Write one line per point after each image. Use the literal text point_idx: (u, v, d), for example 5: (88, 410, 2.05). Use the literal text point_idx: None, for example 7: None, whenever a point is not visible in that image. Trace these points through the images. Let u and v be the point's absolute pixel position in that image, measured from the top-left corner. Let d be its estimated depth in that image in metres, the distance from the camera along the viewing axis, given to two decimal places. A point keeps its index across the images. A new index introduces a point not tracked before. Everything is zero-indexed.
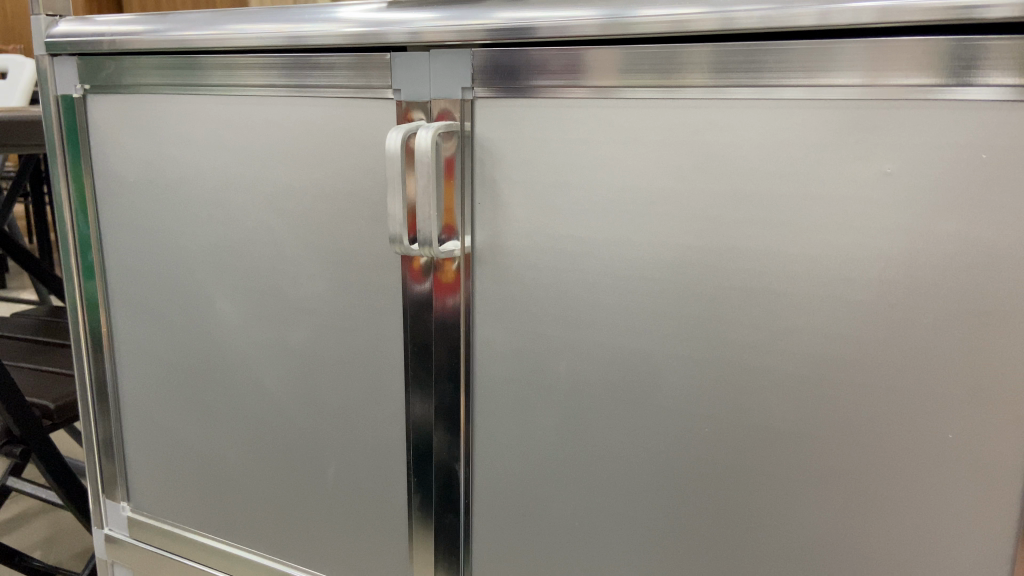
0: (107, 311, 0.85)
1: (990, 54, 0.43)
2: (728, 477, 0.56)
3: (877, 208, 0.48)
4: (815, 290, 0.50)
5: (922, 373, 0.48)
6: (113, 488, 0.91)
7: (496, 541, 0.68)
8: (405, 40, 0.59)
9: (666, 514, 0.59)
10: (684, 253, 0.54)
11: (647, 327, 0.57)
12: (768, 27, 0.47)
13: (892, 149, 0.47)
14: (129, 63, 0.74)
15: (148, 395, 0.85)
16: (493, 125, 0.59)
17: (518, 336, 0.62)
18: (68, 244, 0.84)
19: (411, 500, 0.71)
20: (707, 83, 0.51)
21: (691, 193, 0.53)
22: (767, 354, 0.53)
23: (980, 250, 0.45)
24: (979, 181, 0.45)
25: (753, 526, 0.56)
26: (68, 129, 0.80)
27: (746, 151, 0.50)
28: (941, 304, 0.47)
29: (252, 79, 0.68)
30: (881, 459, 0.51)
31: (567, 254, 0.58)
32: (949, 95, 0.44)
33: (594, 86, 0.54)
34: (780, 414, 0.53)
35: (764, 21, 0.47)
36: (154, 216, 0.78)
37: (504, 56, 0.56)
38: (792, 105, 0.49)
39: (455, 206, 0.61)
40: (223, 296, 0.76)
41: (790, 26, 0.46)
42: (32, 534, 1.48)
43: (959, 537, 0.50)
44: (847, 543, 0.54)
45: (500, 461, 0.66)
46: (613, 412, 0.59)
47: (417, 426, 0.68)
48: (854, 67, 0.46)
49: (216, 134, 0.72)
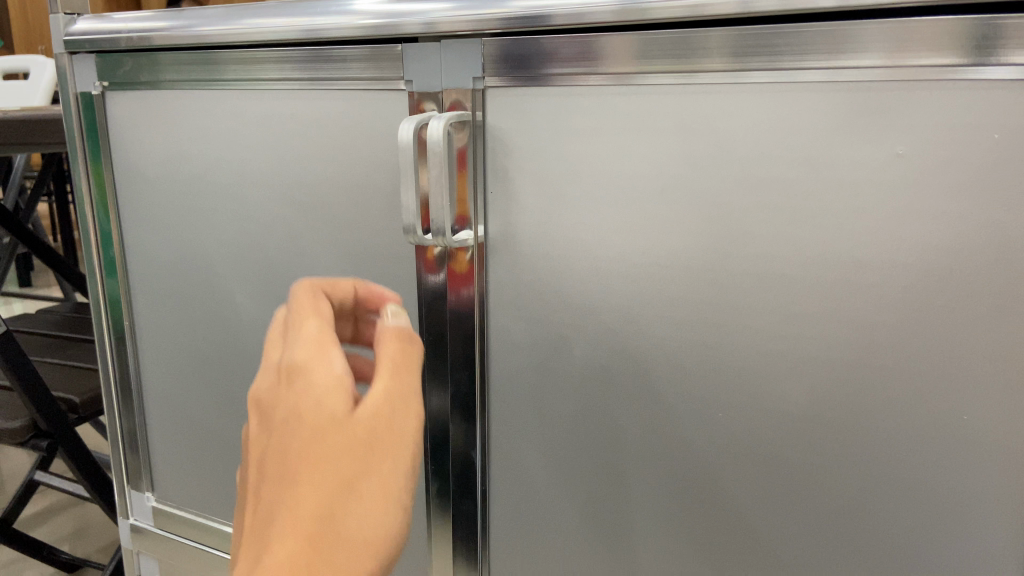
0: (130, 306, 0.87)
1: (1010, 32, 0.43)
2: (744, 462, 0.56)
3: (889, 189, 0.47)
4: (829, 276, 0.50)
5: (938, 357, 0.48)
6: (138, 479, 0.93)
7: (513, 526, 0.68)
8: (423, 31, 0.59)
9: (681, 499, 0.59)
10: (698, 239, 0.54)
11: (660, 314, 0.57)
12: (787, 11, 0.47)
13: (904, 130, 0.46)
14: (148, 60, 0.75)
15: (170, 388, 0.87)
16: (505, 115, 0.59)
17: (532, 324, 0.62)
18: (90, 240, 0.86)
19: (429, 488, 0.71)
20: (725, 69, 0.50)
21: (703, 179, 0.53)
22: (780, 338, 0.53)
23: (999, 233, 0.45)
24: (993, 162, 0.44)
25: (768, 511, 0.56)
26: (88, 126, 0.81)
27: (758, 136, 0.50)
28: (957, 287, 0.47)
29: (268, 73, 0.69)
30: (896, 443, 0.51)
31: (578, 243, 0.59)
32: (964, 75, 0.44)
33: (610, 73, 0.54)
34: (795, 398, 0.53)
35: (782, 3, 0.47)
36: (175, 212, 0.79)
37: (516, 43, 0.56)
38: (806, 89, 0.48)
39: (468, 195, 0.61)
40: (240, 290, 0.78)
41: (814, 8, 0.46)
42: (59, 528, 1.51)
43: (977, 519, 0.50)
44: (863, 529, 0.53)
45: (516, 447, 0.66)
46: (628, 399, 0.60)
47: (433, 416, 0.69)
48: (873, 48, 0.46)
49: (233, 130, 0.73)
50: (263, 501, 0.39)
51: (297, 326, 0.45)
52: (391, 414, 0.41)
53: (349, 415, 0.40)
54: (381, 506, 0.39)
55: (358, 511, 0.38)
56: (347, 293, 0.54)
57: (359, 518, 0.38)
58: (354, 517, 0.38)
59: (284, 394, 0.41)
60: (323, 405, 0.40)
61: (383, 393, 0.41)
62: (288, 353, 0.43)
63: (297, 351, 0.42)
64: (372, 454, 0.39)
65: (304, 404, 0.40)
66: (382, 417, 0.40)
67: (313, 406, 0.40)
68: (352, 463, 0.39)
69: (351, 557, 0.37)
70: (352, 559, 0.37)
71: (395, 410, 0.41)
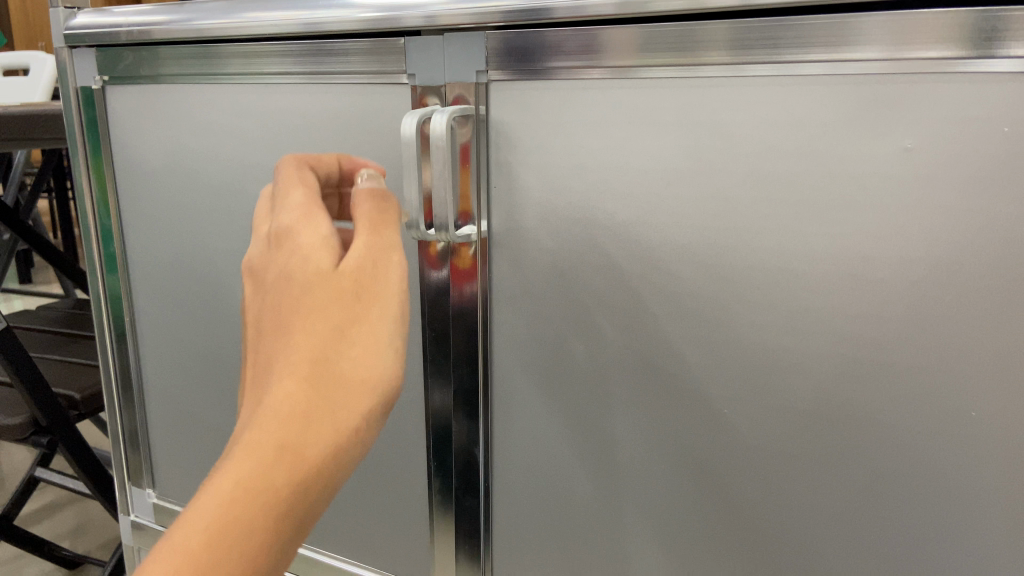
0: (130, 302, 0.86)
1: (1015, 24, 0.42)
2: (749, 458, 0.56)
3: (896, 183, 0.47)
4: (835, 271, 0.50)
5: (944, 353, 0.48)
6: (139, 475, 0.93)
7: (517, 523, 0.68)
8: (425, 24, 0.58)
9: (686, 495, 0.59)
10: (702, 234, 0.53)
11: (664, 309, 0.56)
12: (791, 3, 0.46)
13: (911, 123, 0.46)
14: (148, 54, 0.74)
15: (171, 384, 0.87)
16: (508, 109, 0.58)
17: (535, 320, 0.62)
18: (90, 235, 0.85)
19: (431, 485, 0.71)
20: (727, 62, 0.50)
21: (708, 173, 0.52)
22: (786, 334, 0.52)
23: (1006, 227, 0.45)
24: (1000, 155, 0.44)
25: (772, 507, 0.56)
26: (88, 121, 0.81)
27: (763, 130, 0.50)
28: (964, 282, 0.46)
29: (269, 67, 0.68)
30: (902, 439, 0.50)
31: (582, 238, 0.58)
32: (969, 68, 0.44)
33: (613, 66, 0.53)
34: (800, 394, 0.53)
35: None
36: (175, 207, 0.79)
37: (518, 37, 0.56)
38: (811, 82, 0.48)
39: (472, 190, 0.61)
40: (241, 285, 0.77)
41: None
42: (60, 524, 1.51)
43: (983, 516, 0.49)
44: (869, 525, 0.53)
45: (519, 443, 0.66)
46: (632, 394, 0.59)
47: (436, 413, 0.69)
48: (877, 41, 0.45)
49: (234, 124, 0.73)
50: (258, 357, 0.39)
51: (282, 194, 0.44)
52: (371, 263, 0.40)
53: (334, 268, 0.39)
54: (376, 345, 0.39)
55: (353, 349, 0.38)
56: (331, 165, 0.55)
57: (353, 358, 0.38)
58: (350, 356, 0.38)
59: (275, 256, 0.41)
60: (312, 260, 0.39)
61: (363, 245, 0.41)
62: (276, 218, 0.42)
63: (288, 212, 0.43)
64: (360, 299, 0.39)
65: (292, 262, 0.40)
66: (365, 271, 0.40)
67: (302, 262, 0.39)
68: (341, 309, 0.38)
69: (349, 394, 0.37)
70: (353, 401, 0.37)
71: (373, 258, 0.41)
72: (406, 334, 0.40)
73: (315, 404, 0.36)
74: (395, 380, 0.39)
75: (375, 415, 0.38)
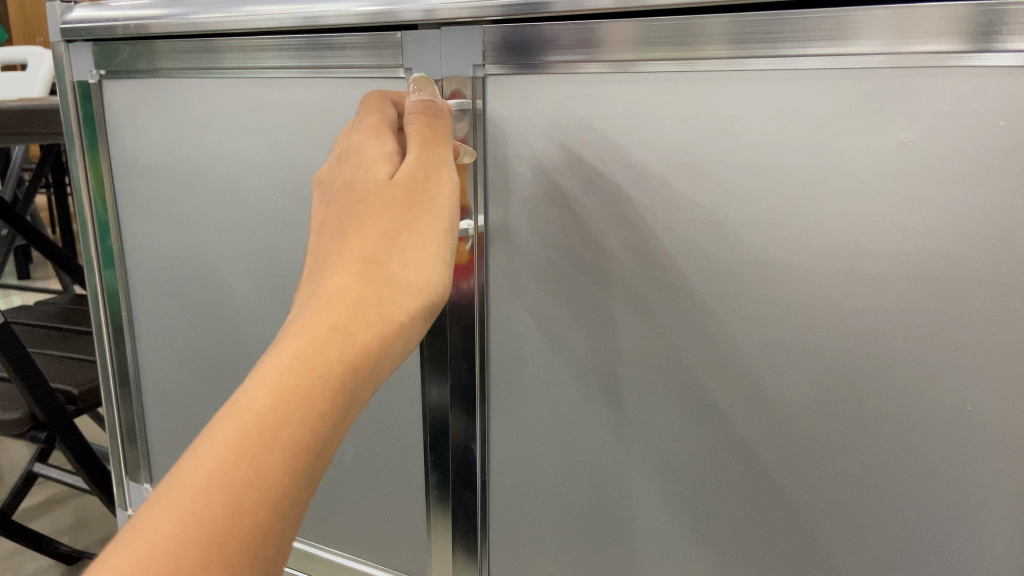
0: (128, 296, 0.86)
1: (1014, 18, 0.42)
2: (745, 451, 0.56)
3: (893, 177, 0.47)
4: (832, 265, 0.50)
5: (941, 346, 0.48)
6: (137, 470, 0.93)
7: (514, 516, 0.68)
8: (423, 18, 0.58)
9: (683, 488, 0.59)
10: (700, 228, 0.53)
11: (661, 303, 0.56)
12: None
13: (909, 117, 0.46)
14: (145, 48, 0.74)
15: (169, 379, 0.87)
16: (506, 103, 0.58)
17: (533, 313, 0.62)
18: (88, 230, 0.85)
19: (428, 479, 0.71)
20: (726, 55, 0.50)
21: (706, 167, 0.52)
22: (783, 328, 0.52)
23: (1003, 220, 0.45)
24: (997, 149, 0.44)
25: (769, 500, 0.56)
26: (85, 115, 0.81)
27: (761, 123, 0.50)
28: (960, 275, 0.46)
29: (267, 60, 0.68)
30: (898, 432, 0.50)
31: (579, 231, 0.58)
32: (968, 62, 0.44)
33: (611, 60, 0.53)
34: (797, 387, 0.53)
35: None
36: (173, 201, 0.79)
37: (516, 30, 0.56)
38: (809, 76, 0.48)
39: (468, 185, 0.61)
40: (239, 279, 0.77)
41: None
42: (58, 520, 1.51)
43: (979, 508, 0.49)
44: (865, 518, 0.53)
45: (516, 436, 0.66)
46: (629, 388, 0.59)
47: (433, 408, 0.69)
48: (875, 34, 0.45)
49: (231, 118, 0.72)
50: (316, 254, 0.44)
51: (359, 118, 0.52)
52: (424, 178, 0.46)
53: (389, 180, 0.46)
54: (423, 251, 0.44)
55: (403, 253, 0.43)
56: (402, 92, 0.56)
57: (403, 262, 0.42)
58: (400, 257, 0.42)
59: (343, 168, 0.48)
60: (370, 172, 0.46)
61: (417, 160, 0.47)
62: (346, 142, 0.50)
63: (353, 138, 0.50)
64: (412, 210, 0.45)
65: (356, 175, 0.47)
66: (416, 182, 0.46)
67: (362, 174, 0.46)
68: (394, 215, 0.44)
69: (399, 290, 0.41)
70: (402, 296, 0.41)
71: (427, 174, 0.47)
72: (450, 247, 0.45)
73: (369, 293, 0.40)
74: (438, 287, 0.43)
75: (420, 312, 0.42)
